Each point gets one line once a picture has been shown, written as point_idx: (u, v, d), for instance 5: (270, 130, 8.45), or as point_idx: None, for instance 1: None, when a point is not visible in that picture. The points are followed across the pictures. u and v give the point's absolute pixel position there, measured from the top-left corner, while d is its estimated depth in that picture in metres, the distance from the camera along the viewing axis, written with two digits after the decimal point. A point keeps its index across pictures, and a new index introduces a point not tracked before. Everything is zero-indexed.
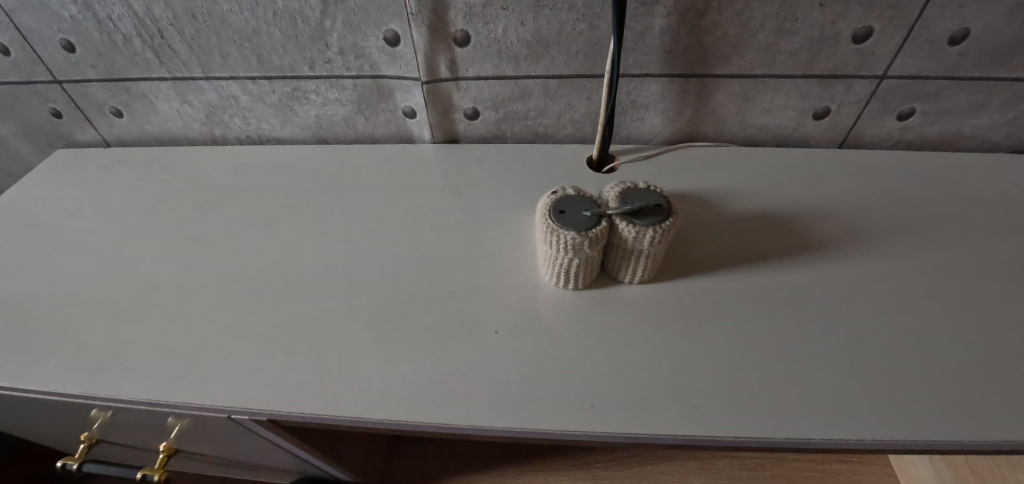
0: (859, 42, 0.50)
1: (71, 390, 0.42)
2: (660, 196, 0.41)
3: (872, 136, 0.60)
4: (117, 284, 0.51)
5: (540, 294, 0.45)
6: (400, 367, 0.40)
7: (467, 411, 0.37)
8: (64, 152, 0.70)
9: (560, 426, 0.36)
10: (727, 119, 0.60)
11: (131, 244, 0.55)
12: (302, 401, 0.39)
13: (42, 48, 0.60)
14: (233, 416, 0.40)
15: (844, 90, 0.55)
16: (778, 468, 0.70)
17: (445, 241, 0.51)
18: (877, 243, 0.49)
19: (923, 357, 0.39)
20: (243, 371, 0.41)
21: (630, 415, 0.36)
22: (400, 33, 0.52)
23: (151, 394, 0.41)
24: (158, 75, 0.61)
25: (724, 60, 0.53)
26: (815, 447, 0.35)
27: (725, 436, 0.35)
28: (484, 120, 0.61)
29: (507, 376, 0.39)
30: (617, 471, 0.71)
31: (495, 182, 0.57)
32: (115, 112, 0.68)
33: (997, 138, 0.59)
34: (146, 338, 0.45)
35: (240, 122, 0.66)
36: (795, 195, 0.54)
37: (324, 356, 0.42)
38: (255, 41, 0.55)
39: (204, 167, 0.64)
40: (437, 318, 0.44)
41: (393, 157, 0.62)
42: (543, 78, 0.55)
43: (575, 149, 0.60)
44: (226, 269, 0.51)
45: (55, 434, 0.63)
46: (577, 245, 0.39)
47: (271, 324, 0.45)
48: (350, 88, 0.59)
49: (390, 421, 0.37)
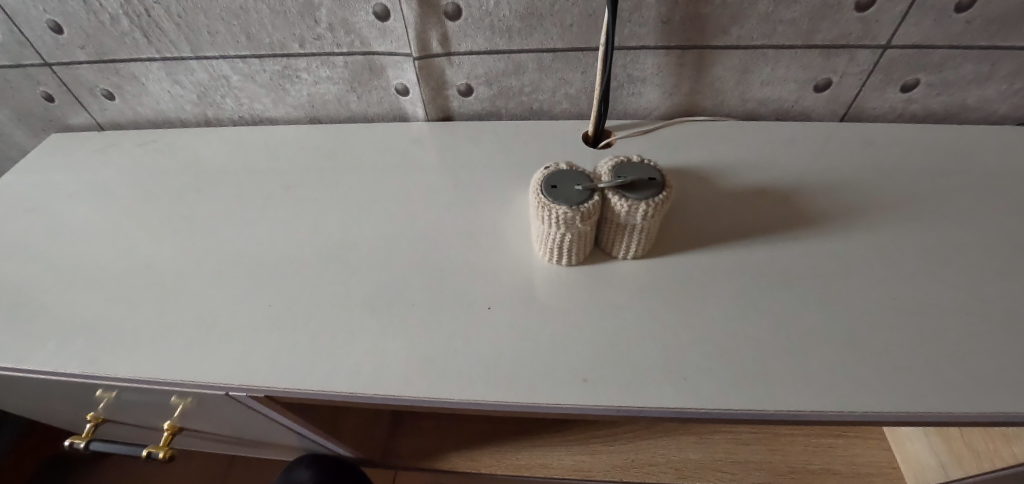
0: (862, 10, 0.49)
1: (70, 370, 0.42)
2: (654, 169, 0.40)
3: (874, 108, 0.59)
4: (113, 268, 0.51)
5: (534, 271, 0.45)
6: (394, 343, 0.40)
7: (461, 386, 0.37)
8: (57, 137, 0.70)
9: (552, 399, 0.36)
10: (726, 93, 0.59)
11: (129, 226, 0.55)
12: (299, 377, 0.39)
13: (30, 29, 0.59)
14: (231, 393, 0.40)
15: (846, 60, 0.54)
16: (773, 441, 0.68)
17: (440, 219, 0.51)
18: (876, 218, 0.48)
19: (918, 331, 0.39)
20: (241, 349, 0.42)
21: (623, 388, 0.36)
22: (389, 7, 0.51)
23: (150, 373, 0.41)
24: (147, 55, 0.60)
25: (723, 30, 0.52)
26: (808, 419, 0.35)
27: (716, 409, 0.35)
28: (478, 96, 0.60)
29: (501, 350, 0.39)
30: (615, 446, 0.68)
31: (490, 159, 0.57)
32: (107, 94, 0.67)
33: (1001, 109, 0.58)
34: (143, 319, 0.45)
35: (232, 102, 0.65)
36: (793, 169, 0.53)
37: (320, 334, 0.42)
38: (242, 17, 0.54)
39: (199, 148, 0.64)
40: (431, 294, 0.44)
41: (388, 134, 0.61)
42: (537, 52, 0.54)
43: (571, 124, 0.59)
44: (223, 249, 0.51)
45: (62, 414, 0.64)
46: (570, 219, 0.38)
47: (267, 302, 0.45)
48: (342, 65, 0.58)
49: (385, 397, 0.37)
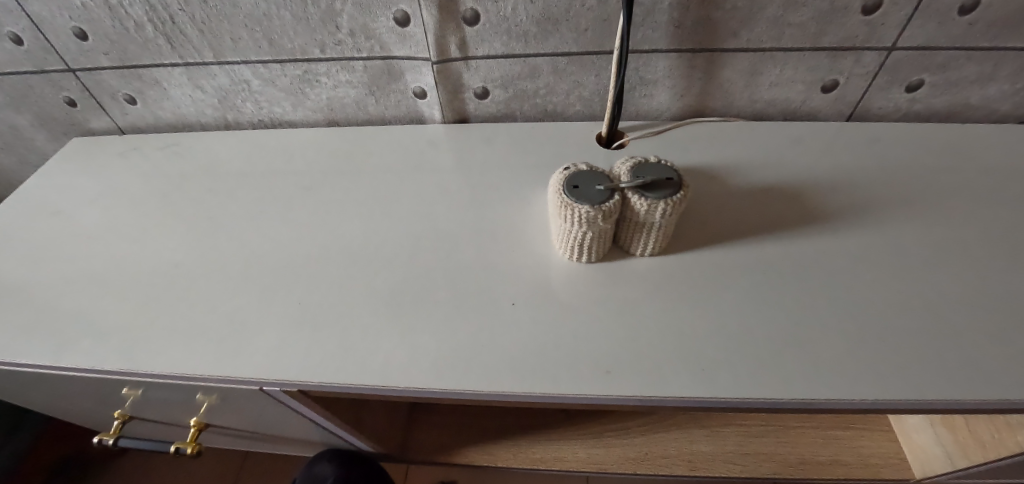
0: (867, 13, 0.50)
1: (107, 367, 0.44)
2: (671, 169, 0.42)
3: (880, 108, 0.61)
4: (143, 268, 0.52)
5: (554, 268, 0.47)
6: (422, 338, 0.42)
7: (488, 378, 0.38)
8: (78, 141, 0.72)
9: (577, 390, 0.37)
10: (735, 94, 0.60)
11: (155, 228, 0.57)
12: (331, 371, 0.41)
13: (55, 36, 0.61)
14: (266, 387, 0.42)
15: (853, 62, 0.55)
16: (783, 434, 0.70)
17: (461, 220, 0.52)
18: (883, 214, 0.50)
19: (926, 323, 0.41)
20: (273, 345, 0.43)
21: (645, 378, 0.38)
22: (409, 14, 0.52)
23: (186, 368, 0.43)
24: (170, 60, 0.62)
25: (733, 34, 0.53)
26: (822, 407, 0.37)
27: (735, 398, 0.36)
28: (493, 99, 0.62)
29: (527, 344, 0.40)
30: (629, 439, 0.69)
31: (507, 160, 0.58)
32: (129, 99, 0.68)
33: (1004, 109, 0.60)
34: (175, 317, 0.47)
35: (252, 106, 0.66)
36: (802, 168, 0.55)
37: (348, 331, 0.43)
38: (266, 24, 0.56)
39: (220, 151, 0.66)
40: (455, 291, 0.45)
41: (405, 137, 0.63)
42: (552, 56, 0.56)
43: (585, 126, 0.61)
44: (250, 249, 0.53)
45: (87, 412, 0.66)
46: (591, 218, 0.40)
47: (297, 300, 0.47)
48: (361, 70, 0.59)
49: (414, 388, 0.39)
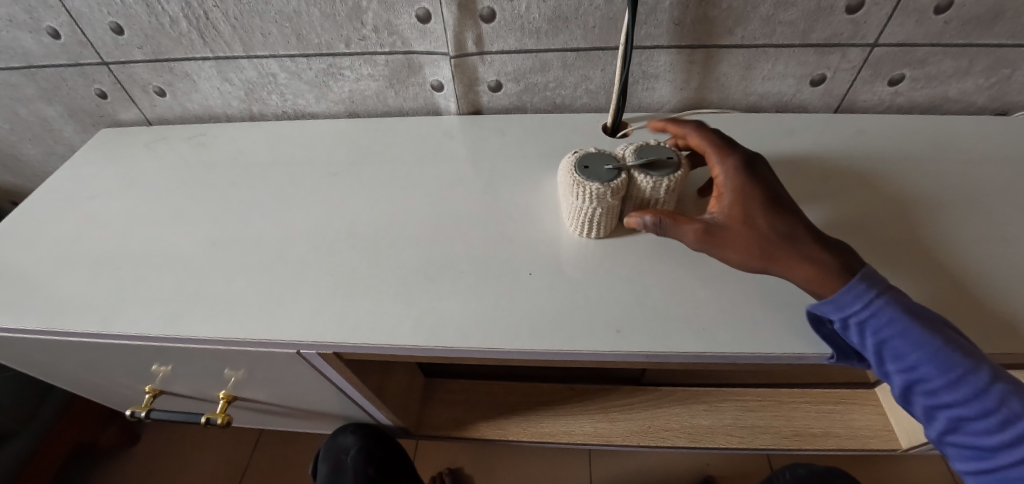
0: (851, 12, 0.55)
1: (154, 332, 0.48)
2: (671, 151, 0.46)
3: (864, 101, 0.65)
4: (179, 246, 0.56)
5: (566, 243, 0.51)
6: (446, 304, 0.46)
7: (508, 337, 0.42)
8: (109, 132, 0.75)
9: (591, 346, 0.41)
10: (730, 87, 0.64)
11: (188, 210, 0.60)
12: (363, 334, 0.44)
13: (92, 30, 0.64)
14: (303, 349, 0.46)
15: (839, 57, 0.60)
16: (778, 408, 0.74)
17: (478, 201, 0.56)
18: (867, 194, 0.54)
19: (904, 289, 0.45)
20: (308, 312, 0.47)
21: (652, 336, 0.41)
22: (430, 11, 0.57)
23: (228, 333, 0.46)
24: (201, 54, 0.66)
25: (728, 31, 0.58)
26: (811, 361, 0.41)
27: (733, 353, 0.41)
28: (505, 92, 0.66)
29: (543, 308, 0.44)
30: (632, 414, 0.73)
31: (519, 147, 0.62)
32: (159, 91, 0.72)
33: (979, 102, 0.64)
34: (213, 289, 0.50)
35: (277, 98, 0.70)
36: (793, 155, 0.59)
37: (377, 299, 0.47)
38: (295, 20, 0.60)
39: (246, 140, 0.69)
40: (476, 263, 0.49)
41: (423, 127, 0.67)
42: (562, 51, 0.60)
43: (591, 117, 0.65)
44: (280, 227, 0.56)
45: (118, 389, 0.69)
46: (601, 194, 0.44)
47: (327, 272, 0.50)
48: (383, 64, 0.64)
49: (440, 347, 0.43)
